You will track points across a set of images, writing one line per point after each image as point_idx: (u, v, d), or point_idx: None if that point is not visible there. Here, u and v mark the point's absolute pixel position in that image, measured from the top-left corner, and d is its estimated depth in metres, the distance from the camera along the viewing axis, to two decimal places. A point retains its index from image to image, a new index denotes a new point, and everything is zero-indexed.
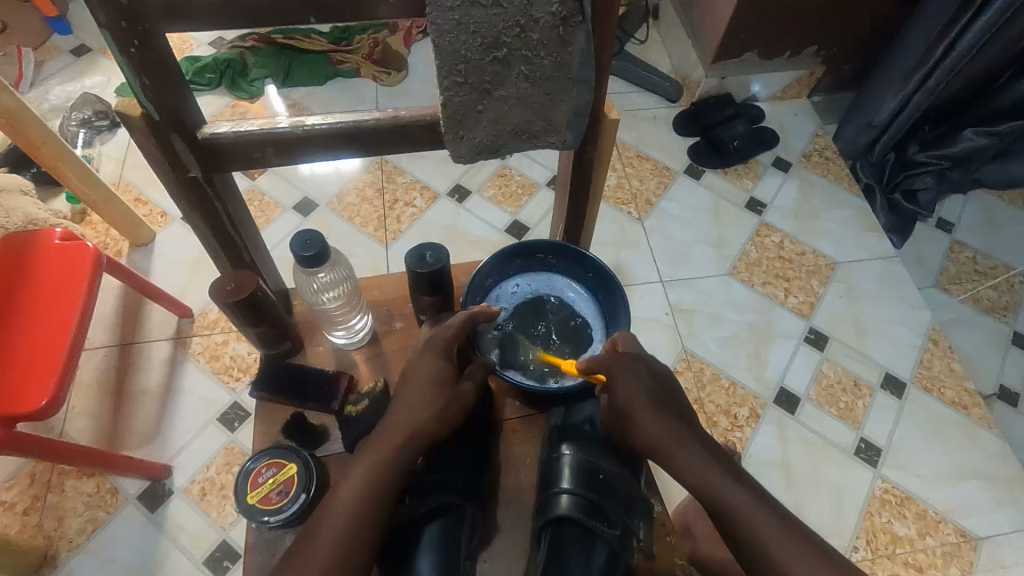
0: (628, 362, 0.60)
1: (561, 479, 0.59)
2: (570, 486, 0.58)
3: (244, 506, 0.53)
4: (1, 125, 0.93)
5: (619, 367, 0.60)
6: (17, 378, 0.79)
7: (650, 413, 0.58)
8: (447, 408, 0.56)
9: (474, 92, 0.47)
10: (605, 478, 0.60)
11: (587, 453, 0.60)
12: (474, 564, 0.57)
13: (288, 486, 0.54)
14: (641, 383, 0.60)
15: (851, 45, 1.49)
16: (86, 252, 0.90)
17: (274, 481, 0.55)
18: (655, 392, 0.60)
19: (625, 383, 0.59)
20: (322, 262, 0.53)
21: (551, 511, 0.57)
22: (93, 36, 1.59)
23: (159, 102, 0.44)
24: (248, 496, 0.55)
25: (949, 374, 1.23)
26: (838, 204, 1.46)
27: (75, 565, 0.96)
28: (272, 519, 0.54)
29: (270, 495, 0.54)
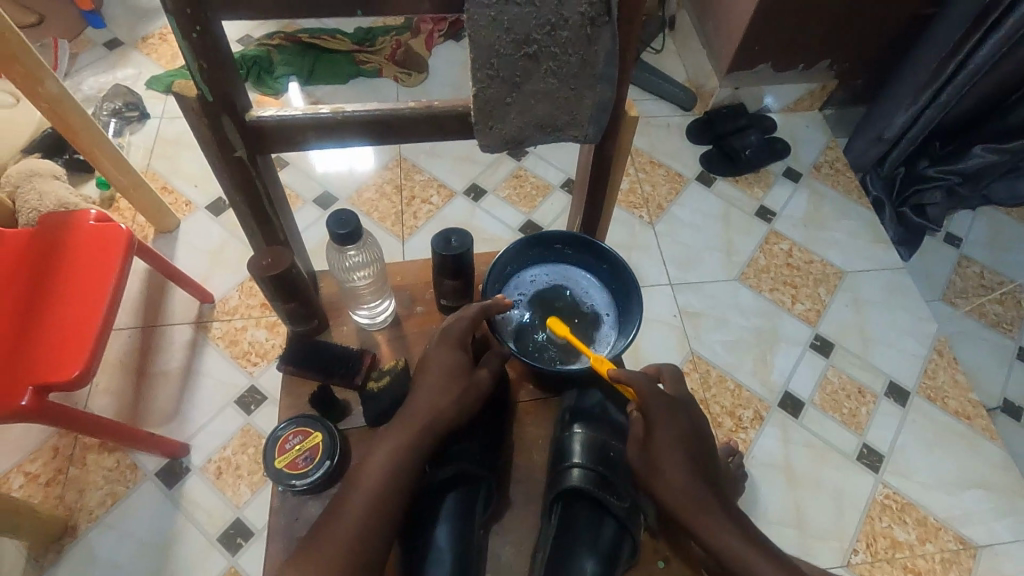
0: (673, 409, 0.61)
1: (572, 453, 0.61)
2: (581, 460, 0.61)
3: (272, 470, 0.56)
4: (44, 110, 0.96)
5: (663, 416, 0.60)
6: (51, 353, 0.82)
7: (679, 461, 0.59)
8: (466, 394, 0.60)
9: (504, 85, 0.50)
10: (614, 456, 0.63)
11: (598, 432, 0.63)
12: (487, 535, 0.59)
13: (314, 453, 0.57)
14: (680, 432, 0.60)
15: (865, 60, 1.52)
16: (118, 234, 0.93)
17: (300, 448, 0.58)
18: (690, 443, 0.60)
19: (666, 428, 0.60)
20: (355, 240, 0.54)
21: (562, 483, 0.59)
22: (126, 31, 1.65)
23: (213, 85, 0.47)
24: (275, 461, 0.57)
25: (953, 385, 1.25)
26: (847, 216, 1.48)
27: (94, 536, 0.99)
28: (297, 484, 0.56)
29: (296, 461, 0.57)
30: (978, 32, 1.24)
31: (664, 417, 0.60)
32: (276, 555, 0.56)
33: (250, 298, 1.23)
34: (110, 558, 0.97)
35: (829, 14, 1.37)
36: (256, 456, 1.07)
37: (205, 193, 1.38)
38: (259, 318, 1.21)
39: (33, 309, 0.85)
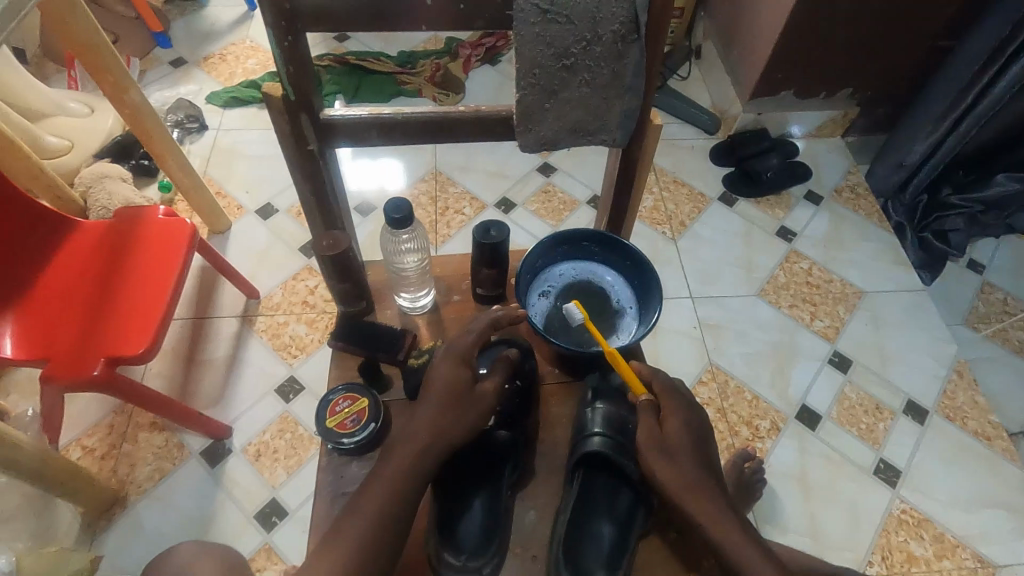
0: (684, 405, 0.65)
1: (592, 423, 0.65)
2: (601, 429, 0.65)
3: (323, 427, 0.62)
4: (125, 115, 1.07)
5: (676, 404, 0.64)
6: (119, 330, 0.90)
7: (689, 451, 0.62)
8: (467, 411, 0.61)
9: (544, 92, 0.57)
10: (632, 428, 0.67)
11: (618, 407, 0.67)
12: (513, 499, 0.65)
13: (361, 415, 0.64)
14: (689, 429, 0.63)
15: (886, 89, 1.57)
16: (183, 227, 1.02)
17: (348, 411, 0.64)
18: (699, 439, 0.63)
19: (676, 420, 0.63)
20: (407, 225, 0.61)
21: (584, 449, 0.63)
22: (189, 51, 1.79)
23: (296, 86, 0.55)
24: (326, 421, 0.64)
25: (973, 406, 1.26)
26: (867, 238, 1.51)
27: (141, 508, 1.06)
28: (344, 441, 0.63)
29: (344, 421, 0.64)
30: (996, 63, 1.29)
31: (678, 405, 0.64)
32: (323, 506, 0.62)
33: (293, 296, 1.31)
34: (156, 529, 1.04)
35: (850, 45, 1.43)
36: (292, 441, 1.13)
37: (255, 198, 1.48)
38: (300, 314, 1.29)
39: (105, 290, 0.94)
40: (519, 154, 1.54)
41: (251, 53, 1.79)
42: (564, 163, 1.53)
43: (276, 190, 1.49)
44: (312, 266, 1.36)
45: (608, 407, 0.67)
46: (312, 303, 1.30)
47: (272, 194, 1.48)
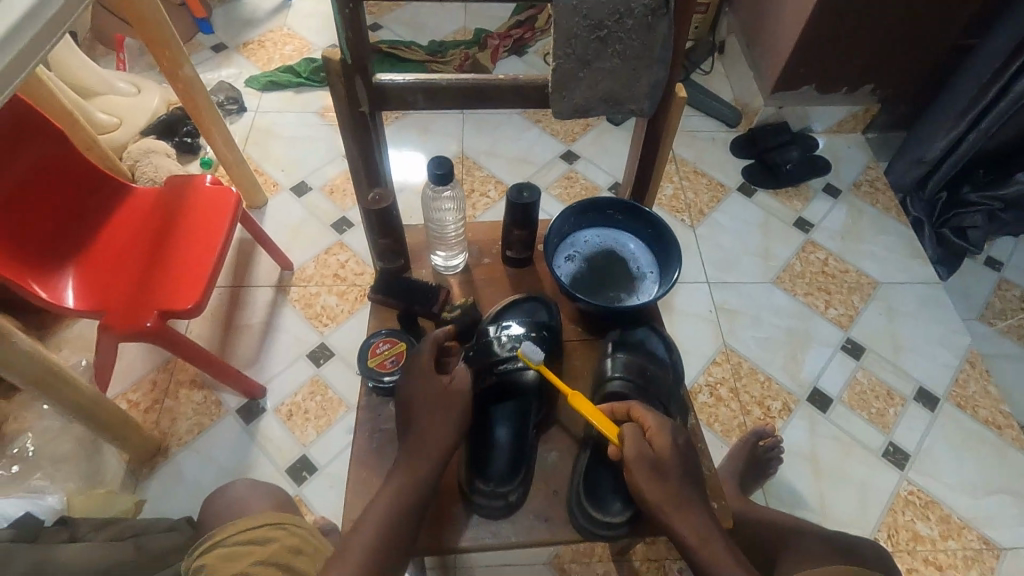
0: (669, 424, 0.62)
1: (612, 368, 0.69)
2: (621, 373, 0.68)
3: (366, 366, 0.68)
4: (178, 90, 1.15)
5: (661, 425, 0.62)
6: (170, 285, 0.97)
7: (680, 469, 0.60)
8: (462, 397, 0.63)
9: (578, 61, 0.62)
10: (652, 374, 0.69)
11: (637, 355, 0.70)
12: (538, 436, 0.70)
13: (400, 357, 0.70)
14: (678, 446, 0.61)
15: (908, 86, 1.59)
16: (228, 195, 1.08)
17: (388, 353, 0.70)
18: (687, 456, 0.61)
19: (664, 440, 0.61)
20: (449, 182, 0.67)
21: (603, 389, 0.68)
22: (230, 37, 1.87)
23: (354, 51, 0.61)
24: (367, 361, 0.70)
25: (984, 395, 1.28)
26: (885, 231, 1.54)
27: (181, 458, 1.13)
28: (383, 379, 0.68)
29: (384, 362, 0.70)
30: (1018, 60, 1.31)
31: (662, 428, 0.61)
32: (362, 438, 0.68)
33: (325, 269, 1.38)
34: (194, 478, 1.10)
35: (872, 40, 1.46)
36: (322, 403, 1.20)
37: (290, 177, 1.55)
38: (331, 286, 1.35)
39: (157, 250, 1.01)
40: (544, 141, 1.59)
41: (288, 40, 1.87)
42: (588, 150, 1.58)
43: (310, 170, 1.56)
44: (343, 241, 1.42)
45: (629, 356, 0.70)
46: (343, 276, 1.37)
47: (307, 173, 1.55)
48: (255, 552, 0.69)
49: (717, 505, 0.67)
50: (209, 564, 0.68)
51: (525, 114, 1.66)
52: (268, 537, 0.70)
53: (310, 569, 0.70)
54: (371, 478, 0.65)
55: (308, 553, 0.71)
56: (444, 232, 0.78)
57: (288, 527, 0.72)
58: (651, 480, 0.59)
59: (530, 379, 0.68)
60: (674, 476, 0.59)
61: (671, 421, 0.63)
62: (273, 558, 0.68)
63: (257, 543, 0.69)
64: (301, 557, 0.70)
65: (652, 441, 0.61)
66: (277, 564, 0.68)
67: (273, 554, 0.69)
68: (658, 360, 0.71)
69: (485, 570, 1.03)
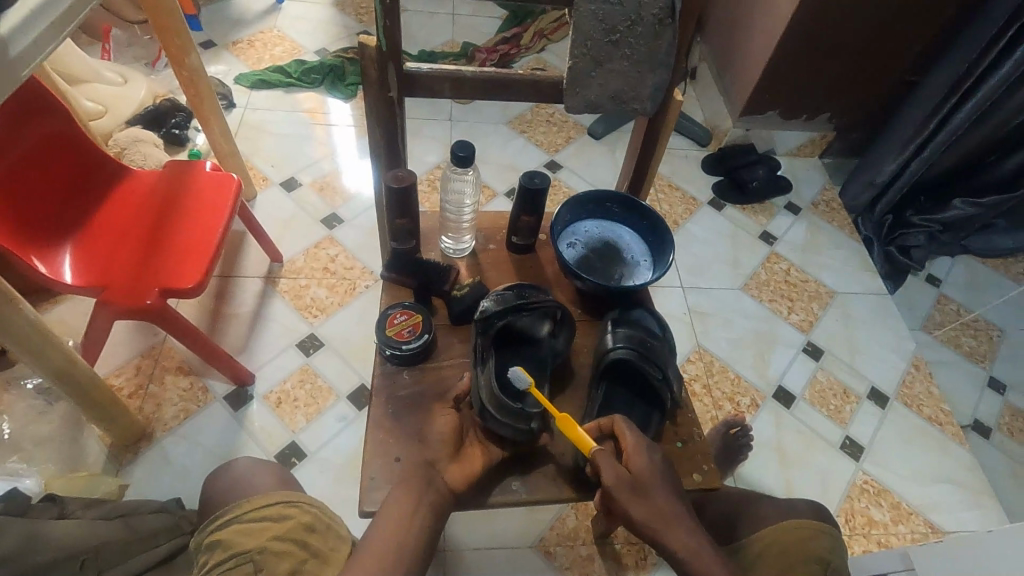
0: (646, 444, 0.66)
1: (614, 339, 0.75)
2: (624, 342, 0.75)
3: (385, 333, 0.74)
4: (182, 77, 1.17)
5: (639, 445, 0.66)
6: (174, 264, 0.98)
7: (660, 486, 0.64)
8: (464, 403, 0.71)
9: (592, 62, 0.70)
10: (652, 345, 0.76)
11: (637, 329, 0.77)
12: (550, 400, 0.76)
13: (416, 327, 0.75)
14: (654, 465, 0.65)
15: (861, 116, 1.75)
16: (231, 183, 1.10)
17: (406, 323, 0.76)
18: (664, 473, 0.65)
19: (640, 460, 0.65)
20: (469, 164, 0.73)
21: (607, 358, 0.74)
22: (219, 35, 1.88)
23: (389, 39, 0.66)
24: (385, 331, 0.75)
25: (928, 395, 1.40)
26: (840, 246, 1.67)
27: (167, 443, 1.11)
28: (402, 347, 0.74)
29: (402, 332, 0.75)
30: (955, 97, 1.47)
31: (638, 449, 0.66)
32: (379, 404, 0.73)
33: (315, 262, 1.40)
34: (181, 463, 1.09)
35: (829, 73, 1.60)
36: (312, 391, 1.21)
37: (280, 172, 1.57)
38: (321, 278, 1.37)
39: (160, 231, 1.02)
40: (529, 150, 1.67)
41: (278, 42, 1.89)
42: (570, 161, 1.66)
43: (300, 166, 1.58)
44: (333, 236, 1.45)
45: (628, 329, 0.77)
46: (333, 270, 1.39)
47: (297, 169, 1.57)
48: (271, 528, 0.69)
49: (707, 469, 0.73)
50: (225, 539, 0.68)
51: (511, 124, 1.73)
52: (283, 514, 0.70)
53: (326, 544, 0.70)
54: (390, 439, 0.71)
55: (322, 530, 0.71)
56: (461, 212, 0.86)
57: (301, 504, 0.72)
58: (639, 498, 0.63)
59: (545, 334, 0.77)
60: (660, 493, 0.64)
61: (647, 442, 0.67)
62: (290, 535, 0.68)
63: (273, 519, 0.69)
64: (315, 534, 0.70)
65: (628, 463, 0.65)
66: (294, 540, 0.68)
67: (289, 530, 0.69)
68: (653, 332, 0.78)
69: (476, 553, 1.05)
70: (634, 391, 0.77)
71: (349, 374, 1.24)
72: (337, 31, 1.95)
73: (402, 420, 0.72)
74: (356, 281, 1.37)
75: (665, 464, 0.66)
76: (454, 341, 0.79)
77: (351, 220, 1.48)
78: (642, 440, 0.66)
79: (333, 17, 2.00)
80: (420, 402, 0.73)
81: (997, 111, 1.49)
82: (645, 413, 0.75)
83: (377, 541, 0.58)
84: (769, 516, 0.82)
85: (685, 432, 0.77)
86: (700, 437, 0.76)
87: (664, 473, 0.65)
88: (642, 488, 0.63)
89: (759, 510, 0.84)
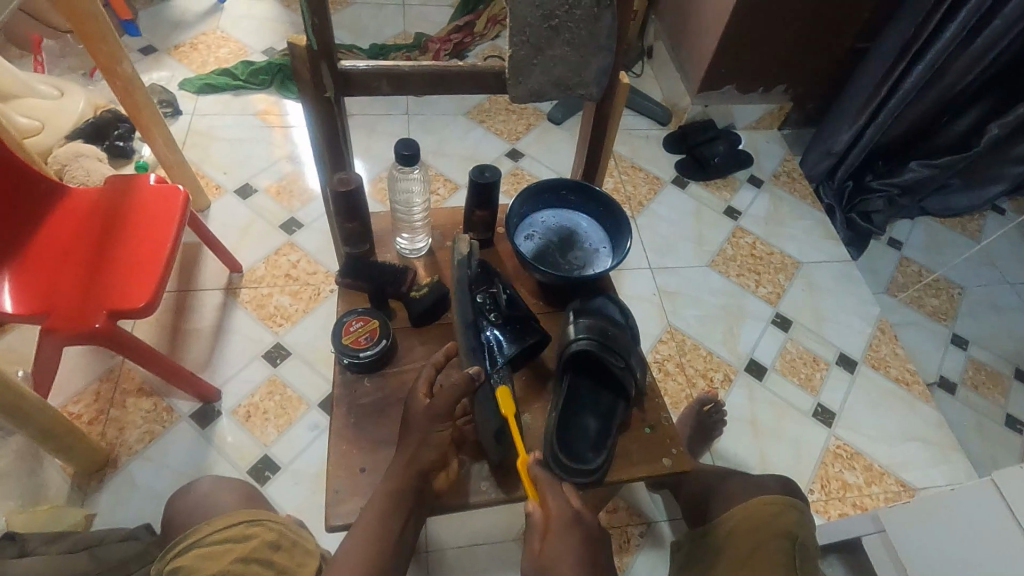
0: (565, 524, 0.64)
1: (576, 331, 0.75)
2: (585, 334, 0.74)
3: (341, 342, 0.73)
4: (116, 87, 1.12)
5: (559, 525, 0.64)
6: (121, 284, 0.94)
7: (571, 574, 0.61)
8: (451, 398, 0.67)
9: (531, 49, 0.68)
10: (613, 333, 0.76)
11: (597, 319, 0.76)
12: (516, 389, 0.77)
13: (374, 333, 0.75)
14: (569, 536, 0.63)
15: (815, 86, 1.76)
16: (177, 194, 1.06)
17: (362, 330, 0.75)
18: (583, 558, 0.63)
19: (555, 546, 0.63)
20: (414, 162, 0.74)
21: (569, 351, 0.74)
22: (160, 40, 1.81)
23: (320, 37, 0.64)
24: (341, 340, 0.74)
25: (894, 356, 1.44)
26: (802, 215, 1.69)
27: (133, 467, 1.08)
28: (359, 355, 0.73)
29: (360, 339, 0.74)
30: (904, 60, 1.47)
31: (558, 525, 0.64)
32: (341, 413, 0.73)
33: (276, 269, 1.36)
34: (149, 486, 1.06)
35: (780, 46, 1.61)
36: (281, 402, 1.18)
37: (234, 179, 1.52)
38: (284, 286, 1.34)
39: (104, 251, 0.98)
40: (489, 140, 1.64)
41: (222, 43, 1.83)
42: (531, 148, 1.64)
43: (255, 171, 1.53)
44: (294, 242, 1.41)
45: (590, 320, 0.76)
46: (295, 276, 1.35)
47: (251, 175, 1.52)
48: (234, 549, 0.68)
49: (676, 451, 0.75)
50: (185, 564, 0.67)
51: (469, 114, 1.70)
52: (245, 534, 0.69)
53: (292, 561, 0.70)
54: (353, 449, 0.70)
55: (288, 546, 0.70)
56: (412, 212, 0.84)
57: (265, 522, 0.71)
58: (552, 560, 0.62)
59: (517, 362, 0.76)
60: (568, 552, 0.63)
61: (570, 519, 0.65)
62: (254, 555, 0.67)
63: (236, 539, 0.69)
64: (281, 552, 0.69)
65: (544, 544, 0.64)
66: (258, 560, 0.67)
67: (253, 550, 0.68)
68: (614, 320, 0.78)
69: (459, 551, 1.05)
70: (597, 379, 0.78)
71: (317, 381, 1.21)
72: (283, 30, 1.89)
73: (365, 429, 0.72)
74: (320, 286, 1.34)
75: (583, 526, 0.65)
76: (413, 342, 0.79)
77: (310, 223, 1.45)
78: (572, 502, 0.66)
79: (279, 14, 1.94)
80: (381, 409, 0.73)
81: (946, 73, 1.51)
82: (610, 400, 0.76)
83: (366, 553, 0.62)
84: (737, 494, 0.85)
85: (653, 416, 0.78)
86: (668, 420, 0.78)
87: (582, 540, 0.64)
88: (550, 555, 0.62)
89: (729, 488, 0.87)
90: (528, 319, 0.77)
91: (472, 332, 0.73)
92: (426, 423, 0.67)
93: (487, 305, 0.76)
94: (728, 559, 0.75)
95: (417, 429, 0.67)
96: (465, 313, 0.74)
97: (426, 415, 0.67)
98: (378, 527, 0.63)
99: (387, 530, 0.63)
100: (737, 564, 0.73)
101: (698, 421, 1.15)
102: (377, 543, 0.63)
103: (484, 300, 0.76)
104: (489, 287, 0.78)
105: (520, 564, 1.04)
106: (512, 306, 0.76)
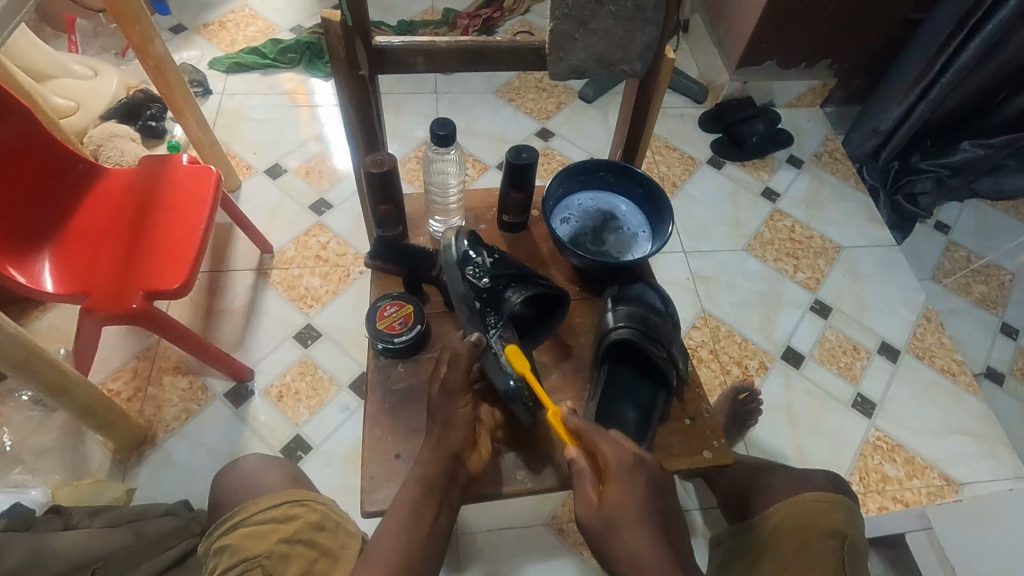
0: (627, 467, 0.63)
1: (616, 319, 0.73)
2: (625, 322, 0.73)
3: (375, 327, 0.72)
4: (148, 68, 1.12)
5: (620, 471, 0.62)
6: (157, 264, 0.95)
7: (636, 523, 0.61)
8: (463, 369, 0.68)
9: (574, 22, 0.65)
10: (654, 322, 0.74)
11: (637, 307, 0.75)
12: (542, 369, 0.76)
13: (407, 318, 0.74)
14: (635, 495, 0.62)
15: (862, 60, 1.67)
16: (209, 175, 1.06)
17: (396, 315, 0.74)
18: (645, 499, 0.62)
19: (617, 492, 0.62)
20: (450, 142, 0.72)
21: (607, 339, 0.72)
22: (190, 18, 1.81)
23: (354, 13, 0.62)
24: (376, 325, 0.74)
25: (940, 346, 1.37)
26: (845, 198, 1.62)
27: (171, 445, 1.10)
28: (394, 340, 0.73)
29: (394, 324, 0.74)
30: (962, 33, 1.38)
31: (618, 473, 0.62)
32: (376, 399, 0.72)
33: (306, 250, 1.36)
34: (185, 464, 1.08)
35: (827, 18, 1.52)
36: (312, 382, 1.19)
37: (264, 158, 1.52)
38: (314, 267, 1.34)
39: (139, 232, 0.99)
40: (518, 119, 1.60)
41: (251, 21, 1.81)
42: (562, 128, 1.60)
43: (284, 152, 1.53)
44: (323, 223, 1.41)
45: (629, 307, 0.75)
46: (325, 257, 1.35)
47: (280, 155, 1.52)
48: (279, 530, 0.69)
49: (719, 444, 0.72)
50: (232, 544, 0.68)
51: (498, 93, 1.66)
52: (288, 515, 0.70)
53: (336, 543, 0.69)
54: (389, 434, 0.70)
55: (331, 528, 0.70)
56: (446, 194, 0.83)
57: (308, 503, 0.71)
58: (617, 522, 0.61)
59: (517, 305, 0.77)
60: (641, 522, 0.61)
61: (629, 463, 0.63)
62: (298, 536, 0.68)
63: (280, 520, 0.69)
64: (325, 533, 0.69)
65: (603, 492, 0.63)
66: (303, 540, 0.68)
67: (297, 531, 0.68)
68: (653, 306, 0.76)
69: (489, 534, 1.05)
70: (637, 368, 0.76)
71: (347, 362, 1.22)
72: (311, 7, 1.86)
73: (400, 414, 0.71)
74: (349, 267, 1.34)
75: (650, 480, 0.64)
76: (447, 327, 0.78)
77: (340, 205, 1.44)
78: (638, 452, 0.65)
79: None
80: (415, 395, 0.73)
81: (1008, 43, 1.40)
82: (650, 391, 0.75)
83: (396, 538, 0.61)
84: (780, 488, 0.82)
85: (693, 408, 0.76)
86: (709, 412, 0.75)
87: (650, 500, 0.62)
88: (618, 514, 0.61)
89: (771, 483, 0.84)
90: (523, 272, 0.75)
91: (467, 304, 0.72)
92: (452, 406, 0.66)
93: (474, 265, 0.73)
94: (774, 555, 0.73)
95: (443, 416, 0.66)
96: (456, 282, 0.73)
97: (448, 396, 0.67)
98: (407, 516, 0.62)
99: (421, 518, 0.62)
100: (784, 562, 0.71)
101: (733, 410, 1.12)
102: (403, 527, 0.62)
103: (472, 260, 0.74)
104: (482, 249, 0.75)
105: (552, 549, 1.04)
106: (502, 264, 0.74)
